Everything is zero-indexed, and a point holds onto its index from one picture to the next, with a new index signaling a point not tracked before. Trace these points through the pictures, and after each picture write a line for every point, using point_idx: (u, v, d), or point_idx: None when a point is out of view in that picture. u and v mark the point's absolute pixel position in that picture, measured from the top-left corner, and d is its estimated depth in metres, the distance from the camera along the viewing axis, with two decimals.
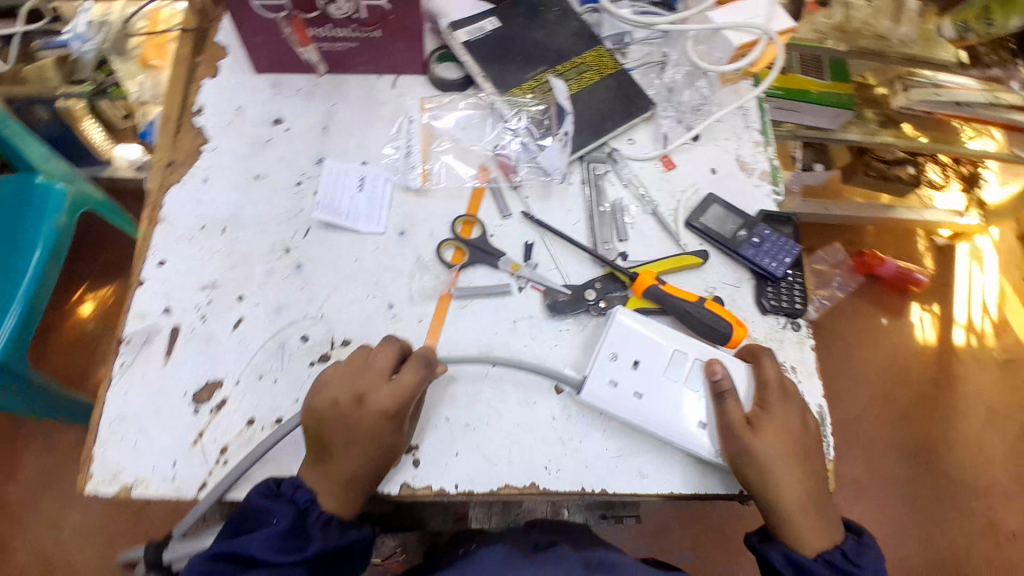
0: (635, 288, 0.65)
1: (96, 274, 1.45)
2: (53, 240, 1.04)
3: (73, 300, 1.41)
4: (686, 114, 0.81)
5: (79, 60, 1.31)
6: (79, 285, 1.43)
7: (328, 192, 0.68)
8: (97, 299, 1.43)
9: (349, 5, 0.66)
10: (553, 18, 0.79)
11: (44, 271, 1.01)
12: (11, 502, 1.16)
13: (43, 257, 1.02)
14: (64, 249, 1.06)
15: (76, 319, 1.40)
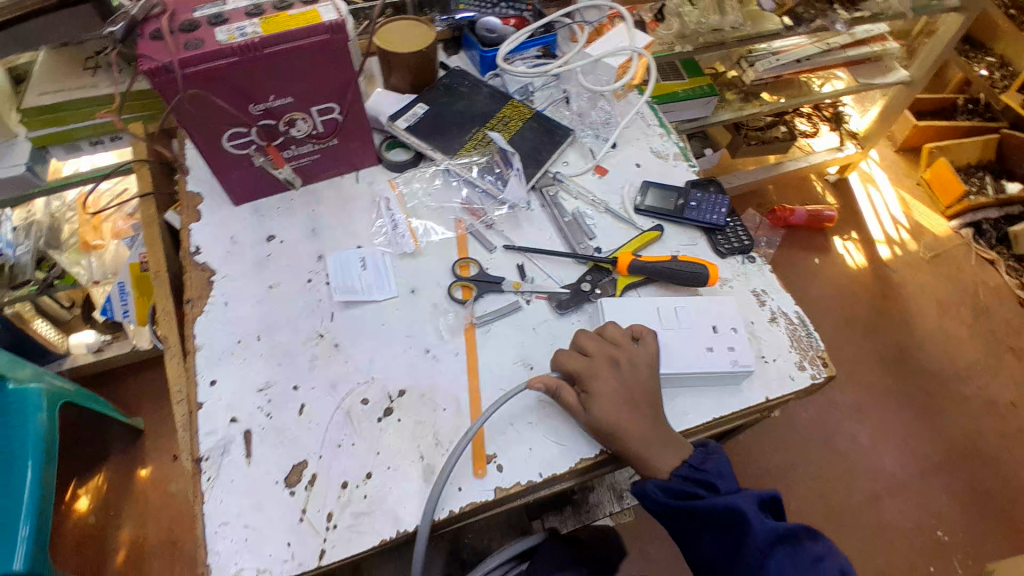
0: (620, 268, 0.78)
1: (82, 469, 1.40)
2: (41, 447, 1.06)
3: (66, 501, 1.35)
4: (600, 130, 0.98)
5: (16, 265, 1.33)
6: (68, 484, 1.38)
7: (339, 278, 0.78)
8: (91, 490, 1.38)
9: (308, 123, 0.78)
10: (467, 90, 0.95)
11: (42, 479, 1.04)
12: None
13: (38, 468, 1.04)
14: (52, 448, 1.08)
15: (75, 518, 1.34)
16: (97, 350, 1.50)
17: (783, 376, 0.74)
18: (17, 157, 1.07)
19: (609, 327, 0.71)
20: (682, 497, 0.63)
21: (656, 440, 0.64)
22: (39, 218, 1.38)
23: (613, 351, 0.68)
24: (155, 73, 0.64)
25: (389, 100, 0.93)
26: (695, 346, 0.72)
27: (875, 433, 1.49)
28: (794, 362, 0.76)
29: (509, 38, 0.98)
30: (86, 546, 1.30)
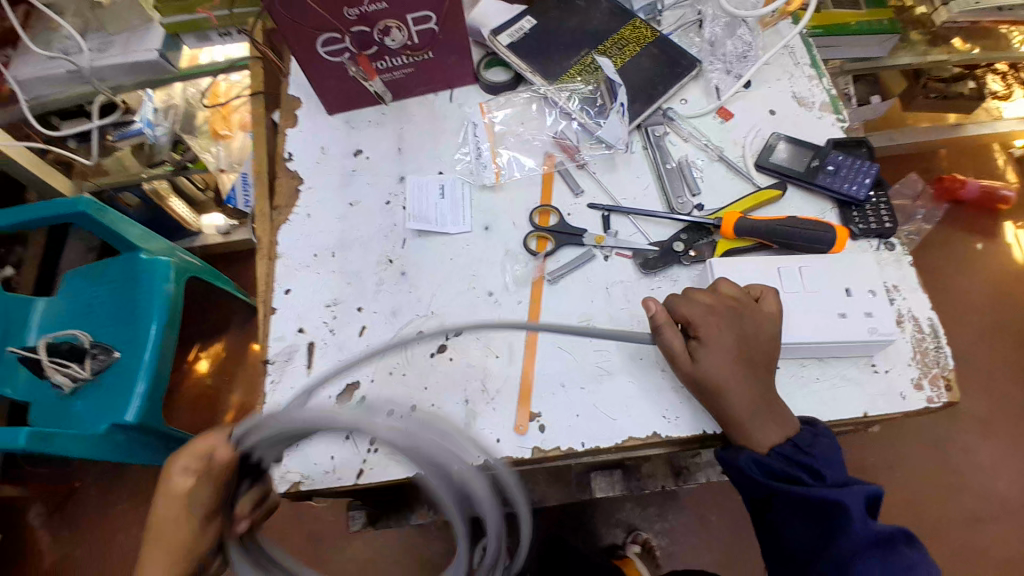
0: (724, 230, 0.69)
1: (205, 334, 1.55)
2: (166, 312, 1.13)
3: (188, 360, 1.52)
4: (733, 63, 0.83)
5: (154, 146, 1.39)
6: (193, 347, 1.55)
7: (415, 203, 0.75)
8: (209, 355, 1.53)
9: (402, 34, 0.73)
10: (584, 4, 0.83)
11: (163, 340, 1.11)
12: None
13: (160, 330, 1.11)
14: (175, 317, 1.15)
15: (195, 377, 1.51)
16: (225, 232, 1.63)
17: (893, 391, 0.63)
18: (152, 42, 1.12)
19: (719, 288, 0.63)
20: (778, 478, 0.57)
21: (761, 410, 0.58)
22: (176, 103, 1.43)
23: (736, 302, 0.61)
24: None
25: (496, 9, 0.85)
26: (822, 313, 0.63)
27: (997, 454, 1.27)
28: (910, 378, 0.63)
29: None
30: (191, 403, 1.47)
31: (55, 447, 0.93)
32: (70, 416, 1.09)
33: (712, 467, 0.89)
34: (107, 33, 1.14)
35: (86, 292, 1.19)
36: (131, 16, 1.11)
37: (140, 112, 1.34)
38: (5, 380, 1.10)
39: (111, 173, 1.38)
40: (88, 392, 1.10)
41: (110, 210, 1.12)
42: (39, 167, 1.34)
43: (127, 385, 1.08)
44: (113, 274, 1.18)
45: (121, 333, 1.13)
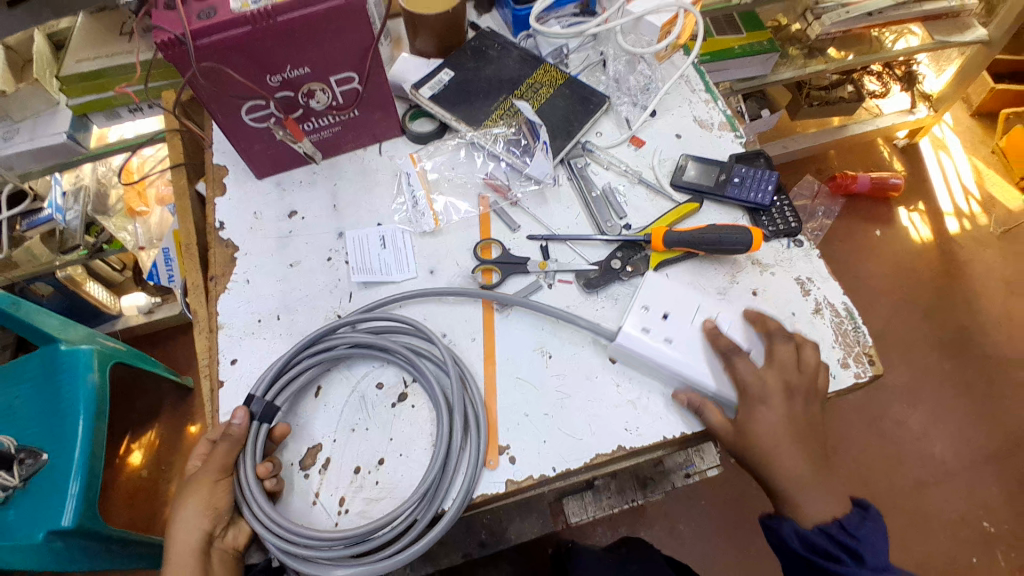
0: (654, 244, 0.73)
1: (137, 423, 1.46)
2: (93, 403, 1.08)
3: (120, 453, 1.41)
4: (637, 96, 0.91)
5: (66, 230, 1.34)
6: (122, 440, 1.44)
7: (357, 256, 0.76)
8: (143, 445, 1.43)
9: (327, 95, 0.75)
10: (495, 54, 0.89)
11: (94, 434, 1.05)
12: None
13: (89, 422, 1.06)
14: (104, 407, 1.10)
15: (128, 471, 1.40)
16: (148, 312, 1.55)
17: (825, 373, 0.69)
18: (60, 124, 1.08)
19: (745, 366, 0.64)
20: (817, 552, 0.58)
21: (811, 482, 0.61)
22: (87, 183, 1.35)
23: (790, 378, 0.63)
24: (166, 46, 0.61)
25: (414, 65, 0.88)
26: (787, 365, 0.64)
27: (925, 419, 1.39)
28: (837, 359, 0.70)
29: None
30: (131, 500, 1.37)
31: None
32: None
33: (677, 472, 0.90)
34: (10, 121, 1.08)
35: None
36: (37, 103, 1.06)
37: (48, 197, 1.29)
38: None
39: (21, 265, 1.28)
40: (20, 497, 0.99)
41: (23, 302, 1.06)
42: None
43: (57, 487, 0.99)
44: (31, 369, 1.10)
45: (46, 431, 1.05)
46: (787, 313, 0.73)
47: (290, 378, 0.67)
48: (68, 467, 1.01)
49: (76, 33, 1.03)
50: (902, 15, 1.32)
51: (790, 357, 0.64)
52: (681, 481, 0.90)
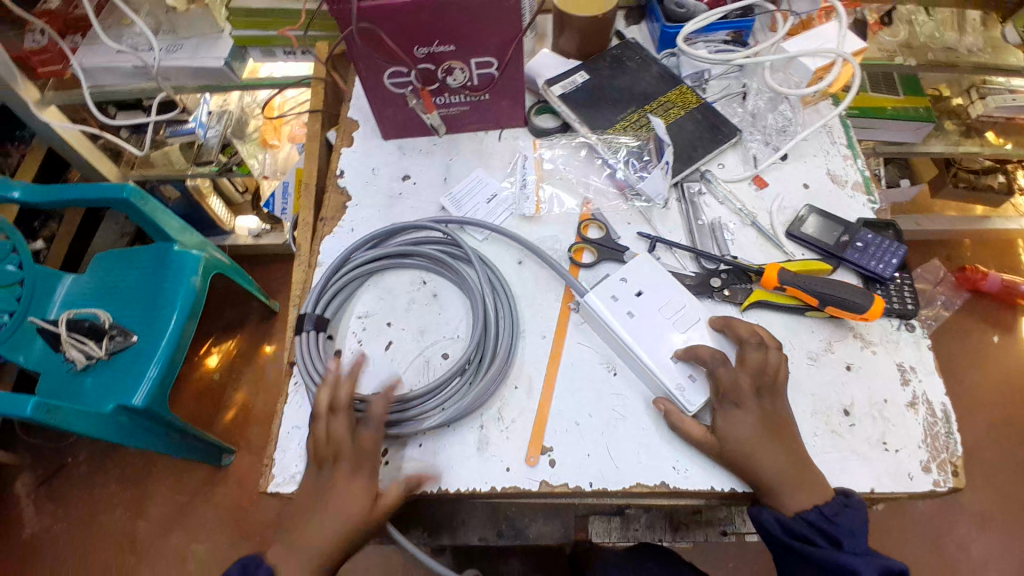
0: (763, 281, 0.71)
1: (221, 330, 1.58)
2: (188, 305, 1.17)
3: (200, 353, 1.54)
4: (772, 136, 0.87)
5: (204, 145, 1.47)
6: (205, 341, 1.57)
7: (463, 193, 0.82)
8: (221, 351, 1.56)
9: (464, 74, 0.78)
10: (635, 65, 0.88)
11: (183, 330, 1.15)
12: (139, 539, 1.31)
13: (181, 320, 1.15)
14: (197, 308, 1.19)
15: (202, 370, 1.52)
16: (256, 236, 1.68)
17: (901, 472, 0.64)
18: (220, 51, 1.17)
19: (722, 370, 0.62)
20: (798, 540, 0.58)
21: (792, 480, 0.59)
22: (231, 109, 1.51)
23: (762, 383, 0.61)
24: (335, 2, 0.65)
25: (551, 62, 0.89)
26: (758, 375, 0.62)
27: (997, 555, 1.24)
28: (919, 461, 0.64)
29: (700, 16, 0.88)
30: (197, 396, 1.48)
31: (60, 420, 0.94)
32: (76, 391, 1.09)
33: (714, 526, 0.87)
34: (176, 36, 1.19)
35: (116, 267, 1.23)
36: (202, 24, 1.17)
37: (195, 113, 1.42)
38: (20, 347, 1.10)
39: (158, 166, 1.47)
40: (100, 369, 1.12)
41: (149, 201, 1.15)
42: (93, 153, 1.41)
43: (138, 370, 1.10)
44: (145, 261, 1.22)
45: (142, 319, 1.16)
46: (878, 399, 0.67)
47: (334, 287, 0.75)
48: (154, 353, 1.11)
49: None
50: None
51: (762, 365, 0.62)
52: (715, 536, 0.87)
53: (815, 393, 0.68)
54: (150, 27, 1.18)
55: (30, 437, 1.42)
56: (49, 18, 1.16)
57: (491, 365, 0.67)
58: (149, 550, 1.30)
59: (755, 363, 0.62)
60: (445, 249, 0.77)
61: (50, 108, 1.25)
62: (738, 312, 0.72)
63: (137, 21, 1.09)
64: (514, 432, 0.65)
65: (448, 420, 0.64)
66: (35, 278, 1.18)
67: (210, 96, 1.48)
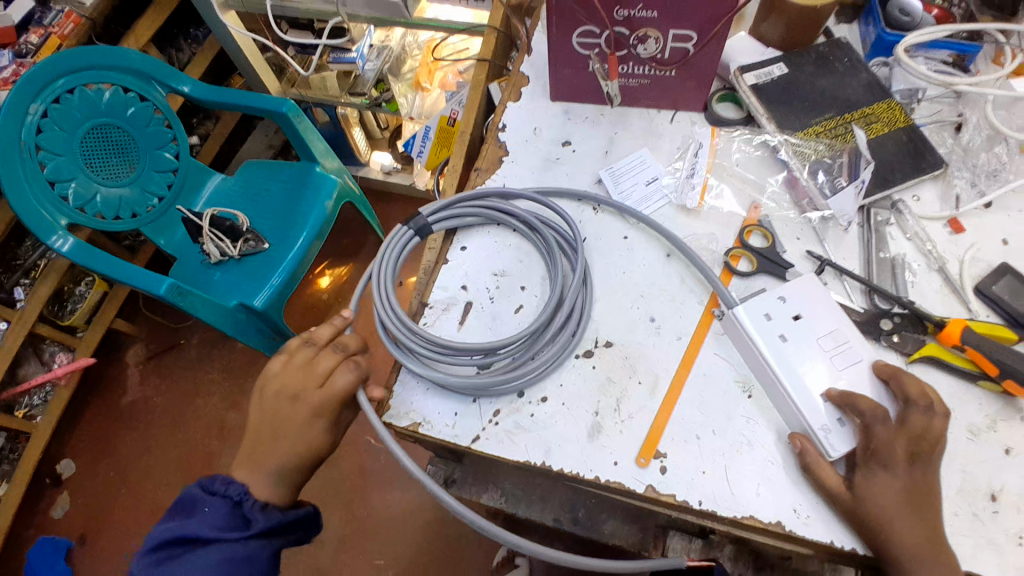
0: (942, 336, 0.63)
1: (336, 254, 1.67)
2: (318, 225, 1.22)
3: (314, 271, 1.64)
4: (981, 178, 0.76)
5: (360, 77, 1.53)
6: (322, 260, 1.66)
7: (625, 172, 0.78)
8: (333, 274, 1.64)
9: (657, 45, 0.74)
10: (843, 68, 0.79)
11: (309, 248, 1.21)
12: (229, 425, 1.43)
13: (307, 240, 1.21)
14: (324, 231, 1.25)
15: (313, 288, 1.62)
16: (387, 172, 1.73)
17: None
18: None
19: (880, 427, 0.56)
20: None
21: (930, 561, 0.52)
22: (391, 46, 1.55)
23: (920, 450, 0.55)
24: None
25: (749, 47, 0.83)
26: (916, 441, 0.55)
27: None
28: None
29: (922, 29, 0.80)
30: (304, 309, 1.59)
31: (187, 304, 1.08)
32: (208, 282, 1.18)
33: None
34: None
35: (258, 176, 1.32)
36: None
37: (359, 43, 1.45)
38: (164, 232, 1.22)
39: (314, 88, 1.55)
40: (230, 266, 1.20)
41: (305, 120, 1.21)
42: (257, 64, 1.49)
43: (262, 275, 1.17)
44: (289, 176, 1.29)
45: (273, 230, 1.23)
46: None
47: (456, 211, 0.77)
48: (277, 265, 1.18)
49: None
50: None
51: (924, 427, 0.55)
52: None
53: (968, 469, 0.60)
54: None
55: (148, 314, 1.59)
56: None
57: (539, 357, 0.66)
58: (234, 437, 1.41)
59: (916, 428, 0.55)
60: (562, 241, 0.74)
61: (230, 12, 1.34)
62: (903, 363, 0.64)
63: None
64: (631, 429, 0.63)
65: (468, 385, 0.65)
66: (188, 170, 1.26)
67: (375, 30, 1.52)
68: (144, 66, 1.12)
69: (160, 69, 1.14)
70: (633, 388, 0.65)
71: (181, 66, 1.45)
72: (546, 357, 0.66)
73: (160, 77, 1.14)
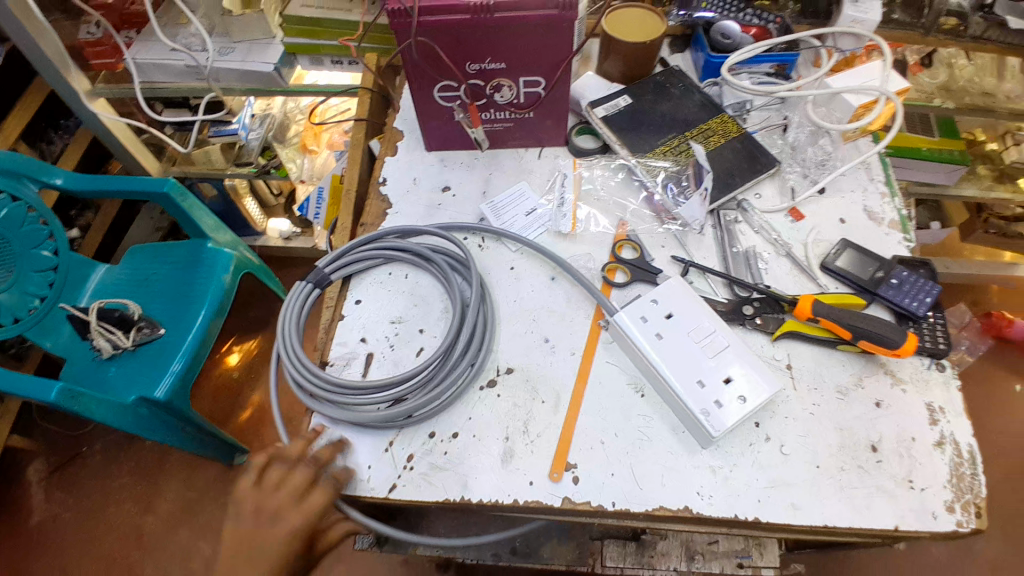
0: (797, 313, 0.71)
1: (242, 330, 1.61)
2: (217, 301, 1.19)
3: (221, 351, 1.57)
4: (811, 170, 0.88)
5: (245, 147, 1.51)
6: (228, 339, 1.60)
7: (504, 207, 0.84)
8: (242, 350, 1.58)
9: (512, 92, 0.80)
10: (678, 92, 0.90)
11: (208, 327, 1.17)
12: (146, 533, 1.32)
13: (206, 318, 1.17)
14: (224, 307, 1.21)
15: (222, 368, 1.55)
16: (286, 238, 1.71)
17: (926, 511, 0.63)
18: (271, 56, 1.22)
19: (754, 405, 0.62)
20: None
21: None
22: (273, 113, 1.56)
23: None
24: (395, 14, 0.68)
25: (594, 84, 0.91)
26: None
27: None
28: (943, 500, 0.63)
29: (743, 48, 0.90)
30: (215, 391, 1.51)
31: (81, 407, 0.97)
32: (101, 379, 1.10)
33: (730, 558, 0.85)
34: (229, 39, 1.24)
35: (148, 264, 1.26)
36: (257, 30, 1.22)
37: (240, 114, 1.48)
38: (50, 333, 1.13)
39: (198, 164, 1.50)
40: (124, 360, 1.13)
41: (191, 198, 1.18)
42: (133, 144, 1.45)
43: (162, 363, 1.11)
44: (179, 255, 1.25)
45: (168, 314, 1.18)
46: (906, 436, 0.66)
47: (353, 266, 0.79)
48: (176, 351, 1.12)
49: None
50: None
51: None
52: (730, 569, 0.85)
53: (845, 427, 0.67)
54: (205, 29, 1.22)
55: (40, 428, 1.45)
56: (105, 10, 1.21)
57: (454, 374, 0.68)
58: (154, 545, 1.30)
59: None
60: (454, 261, 0.78)
61: (99, 99, 1.30)
62: (769, 341, 0.72)
63: (195, 20, 1.14)
64: (539, 448, 0.66)
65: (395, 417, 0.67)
66: (68, 265, 1.20)
67: (255, 100, 1.54)
68: (17, 166, 1.06)
69: (31, 164, 1.09)
70: (537, 407, 0.68)
71: (50, 159, 1.38)
72: (446, 391, 0.68)
73: (31, 174, 1.08)
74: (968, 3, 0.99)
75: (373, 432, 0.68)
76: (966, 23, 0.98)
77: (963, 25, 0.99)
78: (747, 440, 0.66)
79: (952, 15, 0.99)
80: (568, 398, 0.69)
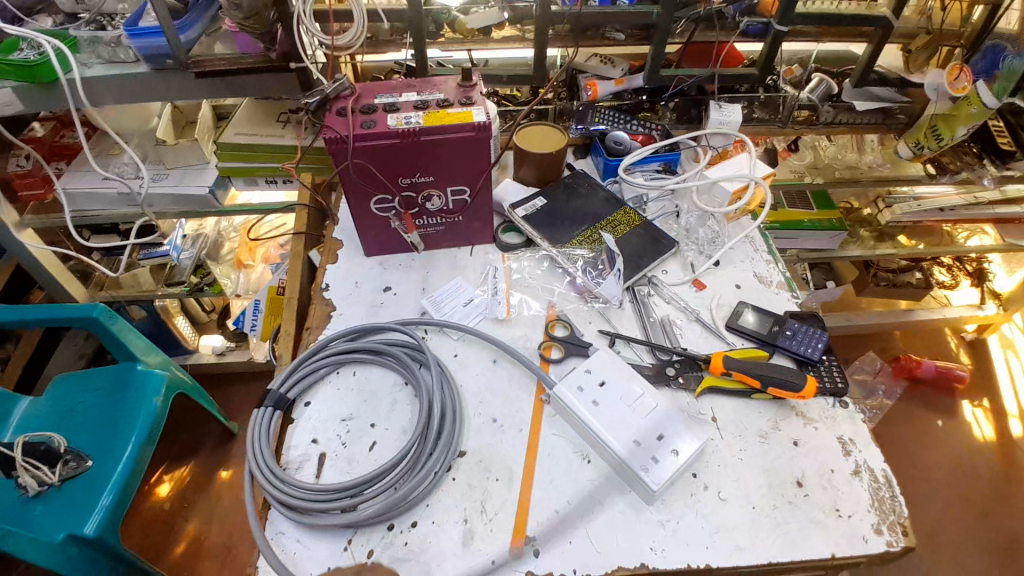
0: (712, 368, 0.80)
1: (173, 457, 1.52)
2: (148, 425, 1.15)
3: (150, 482, 1.47)
4: (704, 247, 1.01)
5: (177, 267, 1.53)
6: (158, 467, 1.50)
7: (442, 301, 0.90)
8: (173, 479, 1.48)
9: (442, 201, 0.90)
10: (585, 190, 1.04)
11: (139, 455, 1.11)
12: None
13: (136, 446, 1.12)
14: (155, 433, 1.17)
15: (152, 499, 1.44)
16: (219, 353, 1.68)
17: (856, 535, 0.69)
18: (205, 179, 1.28)
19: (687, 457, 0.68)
20: None
21: None
22: (205, 232, 1.59)
23: None
24: (331, 141, 0.78)
25: (513, 189, 1.04)
26: None
27: None
28: (870, 523, 0.70)
29: (636, 151, 1.06)
30: (145, 527, 1.40)
31: (11, 547, 0.90)
32: (23, 519, 1.00)
33: None
34: (163, 167, 1.29)
35: (71, 394, 1.21)
36: (191, 156, 1.29)
37: (171, 236, 1.50)
38: None
39: (127, 288, 1.50)
40: (50, 497, 1.04)
41: (120, 322, 1.17)
42: (62, 273, 1.44)
43: (92, 496, 1.04)
44: (106, 382, 1.21)
45: (96, 444, 1.12)
46: (826, 469, 0.74)
47: (302, 369, 0.81)
48: (106, 482, 1.06)
49: (241, 113, 1.26)
50: (976, 213, 1.47)
51: None
52: None
53: (772, 468, 0.74)
54: (139, 156, 1.27)
55: None
56: (35, 143, 1.25)
57: (418, 460, 0.71)
58: None
59: None
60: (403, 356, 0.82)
61: (27, 230, 1.30)
62: (694, 398, 0.80)
63: (129, 150, 1.18)
64: (495, 527, 0.68)
65: (381, 509, 0.67)
66: None
67: (187, 222, 1.57)
68: None
69: None
70: (490, 487, 0.71)
71: None
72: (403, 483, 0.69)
73: None
74: (816, 97, 1.21)
75: (330, 534, 0.68)
76: (816, 114, 1.21)
77: (814, 115, 1.21)
78: (688, 491, 0.71)
79: (804, 108, 1.21)
80: (519, 473, 0.72)
